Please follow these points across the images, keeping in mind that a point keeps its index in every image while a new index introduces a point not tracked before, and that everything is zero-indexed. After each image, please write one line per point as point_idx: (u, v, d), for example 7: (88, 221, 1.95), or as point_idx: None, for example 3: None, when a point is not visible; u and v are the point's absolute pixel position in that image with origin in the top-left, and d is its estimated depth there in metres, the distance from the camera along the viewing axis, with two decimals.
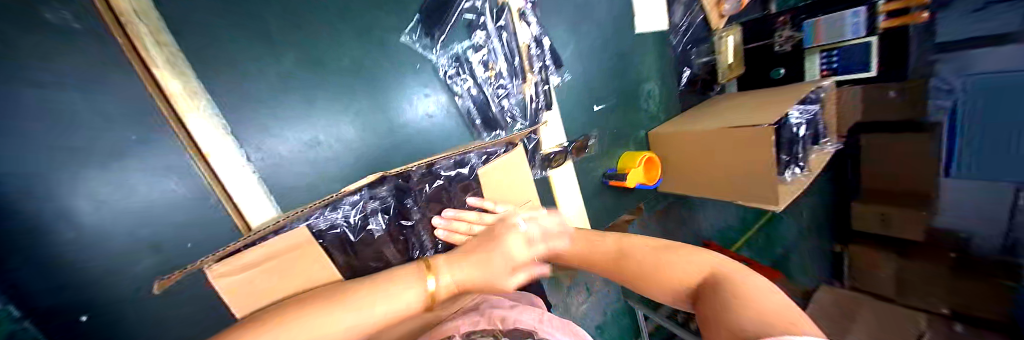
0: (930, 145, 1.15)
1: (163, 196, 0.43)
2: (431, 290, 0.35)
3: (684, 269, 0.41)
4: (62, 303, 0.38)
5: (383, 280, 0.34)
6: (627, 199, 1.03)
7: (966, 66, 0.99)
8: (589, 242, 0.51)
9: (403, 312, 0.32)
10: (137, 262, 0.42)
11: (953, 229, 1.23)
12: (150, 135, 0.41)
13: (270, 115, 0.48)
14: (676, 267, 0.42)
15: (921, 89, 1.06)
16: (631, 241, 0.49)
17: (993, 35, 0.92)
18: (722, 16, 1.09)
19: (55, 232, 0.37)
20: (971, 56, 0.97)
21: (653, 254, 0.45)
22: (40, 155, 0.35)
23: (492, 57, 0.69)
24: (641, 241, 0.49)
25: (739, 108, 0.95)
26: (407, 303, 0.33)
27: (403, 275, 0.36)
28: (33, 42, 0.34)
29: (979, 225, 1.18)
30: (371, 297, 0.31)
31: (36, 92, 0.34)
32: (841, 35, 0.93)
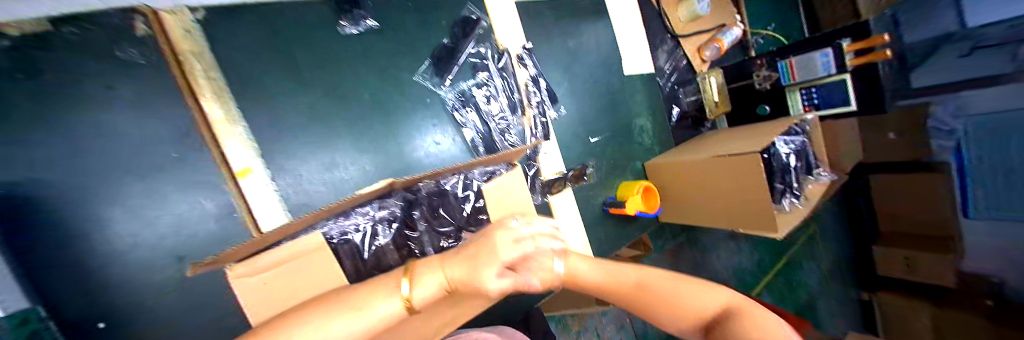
0: (941, 184, 1.21)
1: (191, 209, 0.47)
2: (406, 297, 0.32)
3: (701, 303, 0.40)
4: (80, 308, 0.40)
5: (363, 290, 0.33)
6: (630, 229, 1.04)
7: (964, 106, 1.07)
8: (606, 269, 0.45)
9: (380, 323, 0.31)
10: (155, 271, 0.44)
11: (981, 273, 1.23)
12: (188, 153, 0.47)
13: (294, 138, 0.53)
14: (692, 300, 0.40)
15: (920, 133, 1.16)
16: (647, 269, 0.45)
17: (989, 75, 1.01)
18: (703, 61, 1.21)
19: (88, 237, 0.41)
20: (964, 97, 1.06)
21: (672, 286, 0.41)
22: (95, 168, 0.41)
23: (494, 93, 0.75)
24: (655, 268, 0.45)
25: (729, 140, 1.00)
26: (383, 313, 0.31)
27: (383, 285, 0.34)
28: (110, 76, 0.42)
29: (1005, 269, 1.18)
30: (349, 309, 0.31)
31: (105, 115, 0.41)
32: (814, 72, 1.01)
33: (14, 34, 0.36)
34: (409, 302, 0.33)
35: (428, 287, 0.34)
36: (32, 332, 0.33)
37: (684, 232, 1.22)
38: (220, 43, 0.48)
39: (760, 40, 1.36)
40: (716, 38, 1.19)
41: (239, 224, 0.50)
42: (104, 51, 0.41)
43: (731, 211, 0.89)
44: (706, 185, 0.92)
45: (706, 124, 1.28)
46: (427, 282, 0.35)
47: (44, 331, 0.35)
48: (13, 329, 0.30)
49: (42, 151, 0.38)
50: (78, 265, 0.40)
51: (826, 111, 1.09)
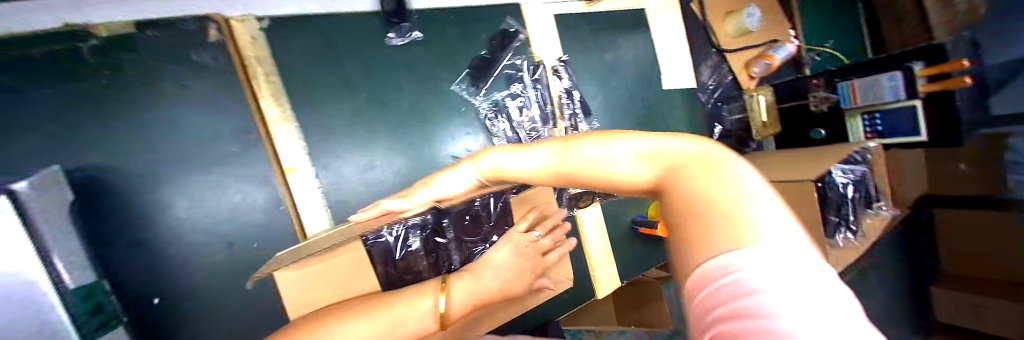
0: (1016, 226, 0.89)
1: (242, 200, 0.50)
2: (440, 309, 0.38)
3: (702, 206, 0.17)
4: (144, 284, 0.45)
5: (402, 296, 0.39)
6: (660, 252, 0.98)
7: None
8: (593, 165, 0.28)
9: (417, 329, 0.37)
10: (207, 257, 0.48)
11: None
12: (244, 150, 0.50)
13: (338, 141, 0.56)
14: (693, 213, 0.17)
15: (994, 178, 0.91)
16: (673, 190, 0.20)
17: None
18: (751, 78, 1.15)
19: (155, 220, 0.45)
20: None
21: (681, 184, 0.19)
22: (169, 159, 0.46)
23: (526, 105, 0.74)
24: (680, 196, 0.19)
25: (776, 165, 0.93)
26: (419, 320, 0.37)
27: (420, 293, 0.39)
28: (185, 76, 0.46)
29: None
30: (388, 312, 0.37)
31: (178, 111, 0.46)
32: (878, 97, 0.90)
33: (104, 35, 0.42)
34: (440, 312, 0.38)
35: (458, 299, 0.40)
36: (96, 304, 0.36)
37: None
38: (280, 50, 0.52)
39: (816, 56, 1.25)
40: (767, 55, 1.12)
41: (282, 219, 0.53)
42: (182, 55, 0.46)
43: None
44: None
45: (750, 145, 1.20)
46: (458, 292, 0.40)
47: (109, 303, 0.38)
48: (77, 301, 0.34)
49: (126, 141, 0.43)
50: (144, 244, 0.45)
51: (892, 139, 0.95)
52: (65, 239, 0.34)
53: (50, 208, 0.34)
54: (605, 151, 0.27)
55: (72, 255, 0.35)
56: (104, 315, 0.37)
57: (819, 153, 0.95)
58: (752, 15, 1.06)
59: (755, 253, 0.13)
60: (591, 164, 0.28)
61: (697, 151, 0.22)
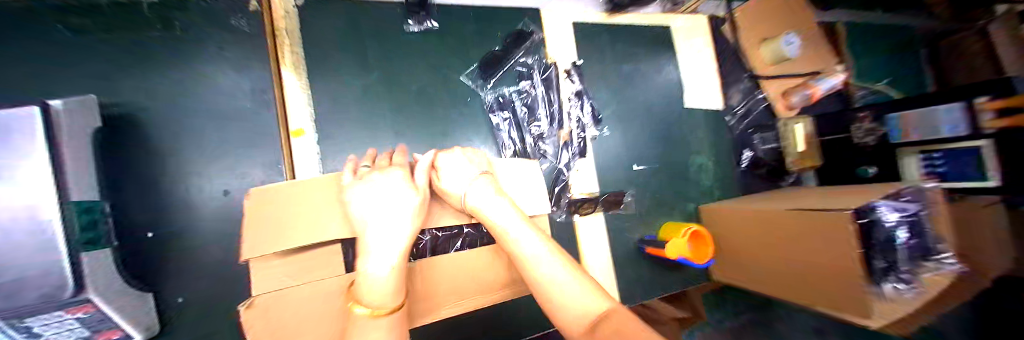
0: None
1: (248, 154, 0.52)
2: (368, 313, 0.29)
3: None
4: (143, 217, 0.46)
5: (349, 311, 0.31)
6: (672, 279, 0.89)
7: None
8: (567, 291, 0.35)
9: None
10: (206, 203, 0.49)
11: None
12: (258, 107, 0.53)
13: (344, 112, 0.58)
14: None
15: None
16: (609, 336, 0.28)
17: None
18: (790, 107, 1.06)
19: (165, 159, 0.47)
20: None
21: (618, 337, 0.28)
22: (190, 105, 0.50)
23: (535, 103, 0.74)
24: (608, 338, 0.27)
25: (806, 197, 0.83)
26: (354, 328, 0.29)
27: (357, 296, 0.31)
28: (221, 39, 0.52)
29: None
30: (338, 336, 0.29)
31: (208, 65, 0.51)
32: (934, 132, 0.78)
33: None
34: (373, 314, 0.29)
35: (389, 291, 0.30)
36: (91, 221, 0.37)
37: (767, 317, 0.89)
38: (307, 27, 0.57)
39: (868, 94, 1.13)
40: (807, 84, 1.05)
41: (280, 178, 0.53)
42: (223, 20, 0.52)
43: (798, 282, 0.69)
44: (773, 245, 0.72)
45: (786, 178, 1.08)
46: (383, 285, 0.30)
47: (103, 224, 0.39)
48: (78, 213, 0.36)
49: (156, 84, 0.48)
50: (151, 177, 0.46)
51: (957, 183, 0.81)
52: (80, 156, 0.37)
53: (64, 125, 0.36)
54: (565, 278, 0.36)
55: (86, 170, 0.38)
56: (91, 237, 0.37)
57: (851, 192, 0.86)
58: (790, 44, 1.02)
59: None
60: (551, 282, 0.36)
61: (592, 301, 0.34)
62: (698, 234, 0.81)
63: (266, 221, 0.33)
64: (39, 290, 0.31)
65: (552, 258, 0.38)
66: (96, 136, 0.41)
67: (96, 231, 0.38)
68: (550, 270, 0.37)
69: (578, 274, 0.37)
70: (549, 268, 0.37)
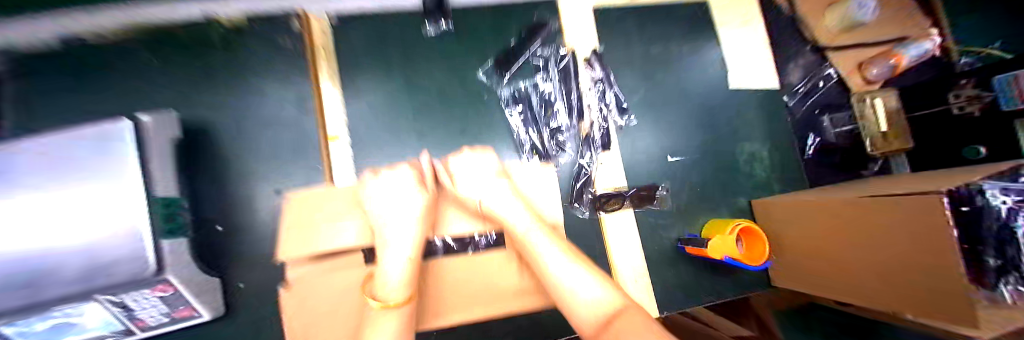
0: None
1: (291, 156, 0.58)
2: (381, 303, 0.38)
3: None
4: (215, 212, 0.55)
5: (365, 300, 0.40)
6: (716, 279, 0.82)
7: None
8: (573, 286, 0.41)
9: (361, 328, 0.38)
10: (260, 200, 0.57)
11: None
12: (299, 115, 0.60)
13: (372, 115, 0.63)
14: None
15: None
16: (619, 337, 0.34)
17: None
18: (869, 81, 0.90)
19: (231, 163, 0.57)
20: None
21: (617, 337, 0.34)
22: (248, 117, 0.58)
23: (552, 95, 0.73)
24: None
25: (886, 184, 0.69)
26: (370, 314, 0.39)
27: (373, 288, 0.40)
28: (272, 59, 0.61)
29: None
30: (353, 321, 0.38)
31: (261, 82, 0.60)
32: None
33: (227, 25, 0.61)
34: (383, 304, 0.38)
35: (401, 285, 0.40)
36: (169, 215, 0.45)
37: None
38: (339, 40, 0.63)
39: (973, 62, 0.91)
40: (891, 53, 0.87)
41: (316, 178, 0.59)
42: (273, 42, 0.61)
43: (861, 286, 0.59)
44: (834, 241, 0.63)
45: (870, 167, 0.90)
46: (391, 281, 0.40)
47: (179, 216, 0.48)
48: (161, 208, 0.43)
49: (224, 100, 0.58)
50: (220, 179, 0.56)
51: None
52: (163, 161, 0.45)
53: (153, 136, 0.45)
54: (568, 272, 0.42)
55: (167, 173, 0.46)
56: (172, 228, 0.45)
57: (932, 174, 0.70)
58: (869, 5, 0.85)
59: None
60: (554, 278, 0.42)
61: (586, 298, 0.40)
62: (749, 230, 0.72)
63: (305, 220, 0.45)
64: (130, 269, 0.38)
65: (557, 258, 0.43)
66: (174, 144, 0.50)
67: (175, 222, 0.46)
68: (555, 269, 0.42)
69: (583, 271, 0.43)
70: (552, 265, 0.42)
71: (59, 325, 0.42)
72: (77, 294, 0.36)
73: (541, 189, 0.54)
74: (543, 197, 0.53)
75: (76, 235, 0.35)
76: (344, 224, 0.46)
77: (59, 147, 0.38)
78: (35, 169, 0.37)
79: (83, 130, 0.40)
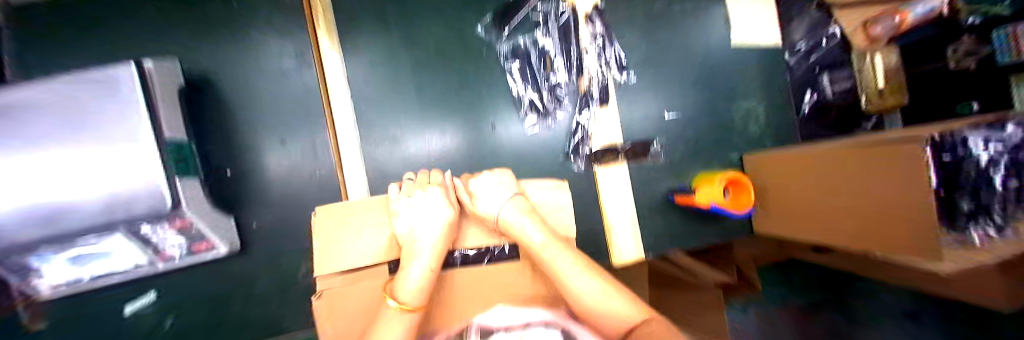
0: None
1: (294, 109, 0.61)
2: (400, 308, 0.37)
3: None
4: (223, 160, 0.58)
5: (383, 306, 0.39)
6: (704, 230, 0.86)
7: None
8: (597, 297, 0.42)
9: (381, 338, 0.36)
10: (266, 149, 0.60)
11: None
12: (300, 68, 0.61)
13: (371, 69, 0.63)
14: None
15: None
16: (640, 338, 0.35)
17: None
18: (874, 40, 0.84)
19: (237, 114, 0.59)
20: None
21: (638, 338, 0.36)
22: (249, 69, 0.59)
23: (550, 49, 0.72)
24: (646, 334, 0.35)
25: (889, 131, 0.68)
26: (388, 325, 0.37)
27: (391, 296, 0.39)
28: (268, 9, 0.60)
29: None
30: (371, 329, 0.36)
31: (259, 34, 0.60)
32: None
33: None
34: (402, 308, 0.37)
35: (417, 290, 0.40)
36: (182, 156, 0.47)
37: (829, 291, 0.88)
38: None
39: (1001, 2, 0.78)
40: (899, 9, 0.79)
41: (320, 130, 0.62)
42: None
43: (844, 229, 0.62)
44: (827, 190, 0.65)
45: (863, 125, 0.88)
46: (408, 286, 0.39)
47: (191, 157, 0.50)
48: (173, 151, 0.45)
49: (224, 52, 0.59)
50: (226, 129, 0.58)
51: None
52: (170, 104, 0.47)
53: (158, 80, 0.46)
54: (590, 282, 0.43)
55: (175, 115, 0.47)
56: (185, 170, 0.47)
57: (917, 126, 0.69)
58: None
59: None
60: (577, 289, 0.42)
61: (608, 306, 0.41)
62: (736, 181, 0.77)
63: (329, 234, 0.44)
64: (147, 204, 0.41)
65: (578, 269, 0.43)
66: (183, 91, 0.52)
67: (186, 162, 0.48)
68: (576, 279, 0.43)
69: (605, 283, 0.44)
70: (573, 274, 0.43)
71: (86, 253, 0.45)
72: (107, 222, 0.40)
73: (560, 204, 0.53)
74: (556, 212, 0.52)
75: (96, 180, 0.38)
76: (369, 236, 0.45)
77: (55, 99, 0.38)
78: (41, 120, 0.37)
79: (81, 78, 0.39)
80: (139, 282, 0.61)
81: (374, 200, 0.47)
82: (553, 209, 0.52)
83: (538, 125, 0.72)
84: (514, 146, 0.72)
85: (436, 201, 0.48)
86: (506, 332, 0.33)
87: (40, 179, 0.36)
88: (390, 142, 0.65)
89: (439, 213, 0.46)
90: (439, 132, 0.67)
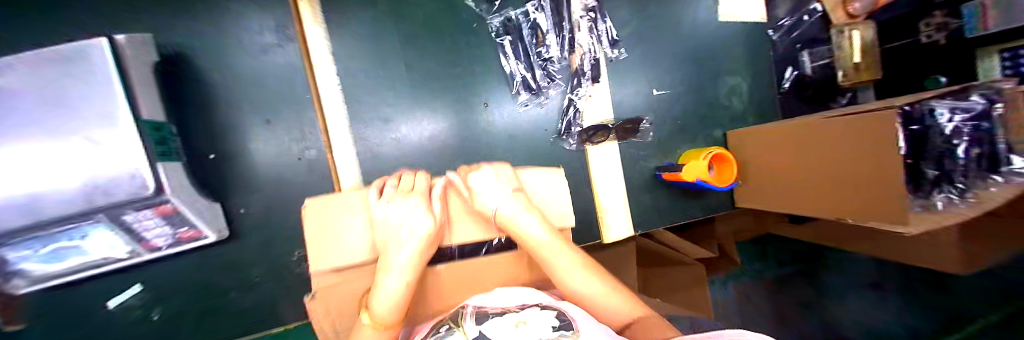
0: None
1: (277, 87, 0.58)
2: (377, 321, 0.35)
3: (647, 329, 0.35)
4: (204, 142, 0.55)
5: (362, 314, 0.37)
6: (690, 204, 0.89)
7: None
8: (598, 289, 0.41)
9: None
10: (250, 129, 0.58)
11: None
12: (282, 43, 0.58)
13: (353, 45, 0.61)
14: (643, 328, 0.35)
15: None
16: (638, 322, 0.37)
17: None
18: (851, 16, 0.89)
19: (216, 92, 0.56)
20: None
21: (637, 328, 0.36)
22: (226, 44, 0.56)
23: (542, 24, 0.71)
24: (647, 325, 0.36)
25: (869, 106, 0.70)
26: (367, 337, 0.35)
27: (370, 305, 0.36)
28: None
29: None
30: None
31: (233, 5, 0.56)
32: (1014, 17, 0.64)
33: None
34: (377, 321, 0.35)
35: (393, 303, 0.36)
36: (162, 139, 0.45)
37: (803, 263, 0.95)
38: None
39: None
40: None
41: (308, 109, 0.60)
42: None
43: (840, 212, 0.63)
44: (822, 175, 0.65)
45: (839, 100, 0.94)
46: (384, 296, 0.36)
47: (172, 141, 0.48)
48: (153, 133, 0.43)
49: (195, 24, 0.55)
50: (205, 108, 0.55)
51: None
52: (146, 85, 0.44)
53: (132, 58, 0.43)
54: (587, 276, 0.42)
55: (151, 96, 0.45)
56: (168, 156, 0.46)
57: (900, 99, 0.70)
58: None
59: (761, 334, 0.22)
60: (575, 283, 0.41)
61: (607, 298, 0.40)
62: (721, 157, 0.79)
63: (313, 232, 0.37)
64: (128, 189, 0.38)
65: (574, 263, 0.42)
66: (156, 68, 0.49)
67: (167, 145, 0.46)
68: (575, 273, 0.41)
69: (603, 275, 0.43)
70: (574, 270, 0.41)
71: (61, 249, 0.42)
72: (78, 213, 0.36)
73: (557, 192, 0.49)
74: (552, 200, 0.49)
75: (72, 167, 0.34)
76: (350, 234, 0.38)
77: (36, 84, 0.35)
78: (11, 104, 0.33)
79: (44, 52, 0.35)
80: (120, 273, 0.58)
81: (355, 197, 0.40)
82: (550, 197, 0.49)
83: (530, 104, 0.72)
84: (507, 125, 0.71)
85: (415, 209, 0.39)
86: (501, 317, 0.36)
87: (30, 170, 0.33)
88: (380, 121, 0.63)
89: (418, 223, 0.38)
90: (429, 111, 0.66)
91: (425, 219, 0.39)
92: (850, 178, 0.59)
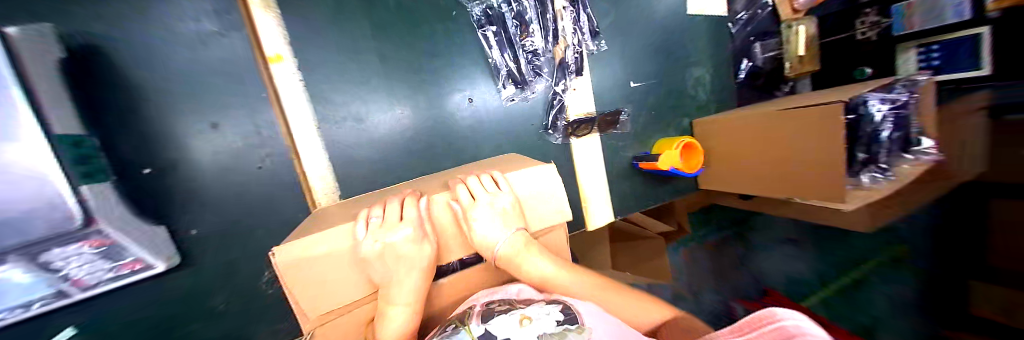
0: None
1: (225, 84, 0.48)
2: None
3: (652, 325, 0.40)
4: (131, 155, 0.44)
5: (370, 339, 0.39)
6: (663, 190, 0.95)
7: None
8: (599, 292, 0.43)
9: None
10: (193, 136, 0.47)
11: None
12: (226, 31, 0.48)
13: (313, 34, 0.53)
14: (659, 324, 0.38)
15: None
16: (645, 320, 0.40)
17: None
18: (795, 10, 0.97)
19: (138, 91, 0.44)
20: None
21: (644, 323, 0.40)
22: (146, 29, 0.44)
23: (526, 14, 0.67)
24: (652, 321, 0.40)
25: (813, 96, 0.78)
26: None
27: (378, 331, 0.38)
28: None
29: None
30: None
31: None
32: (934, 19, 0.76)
33: None
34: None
35: (401, 327, 0.39)
36: (84, 156, 0.38)
37: (737, 226, 1.12)
38: None
39: None
40: None
41: (265, 109, 0.51)
42: None
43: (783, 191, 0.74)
44: (768, 162, 0.74)
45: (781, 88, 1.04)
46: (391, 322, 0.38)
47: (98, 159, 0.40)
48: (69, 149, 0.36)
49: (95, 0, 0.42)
50: (128, 112, 0.43)
51: (950, 75, 0.80)
52: (52, 90, 0.35)
53: (34, 59, 0.34)
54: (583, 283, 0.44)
55: (60, 104, 0.36)
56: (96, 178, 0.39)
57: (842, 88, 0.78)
58: None
59: (795, 312, 0.25)
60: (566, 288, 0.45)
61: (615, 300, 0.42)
62: (690, 146, 0.85)
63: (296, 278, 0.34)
64: (49, 221, 0.33)
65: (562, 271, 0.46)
66: (62, 66, 0.38)
67: (91, 164, 0.39)
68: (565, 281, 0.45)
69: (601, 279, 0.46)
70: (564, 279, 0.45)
71: None
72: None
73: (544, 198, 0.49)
74: (538, 204, 0.50)
75: None
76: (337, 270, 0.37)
77: None
78: None
79: None
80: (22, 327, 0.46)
81: (336, 233, 0.36)
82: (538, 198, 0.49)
83: (517, 98, 0.70)
84: (493, 120, 0.69)
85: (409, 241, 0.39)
86: (507, 313, 0.36)
87: None
88: (354, 121, 0.57)
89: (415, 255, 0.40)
90: (400, 100, 0.60)
91: (425, 251, 0.41)
92: (786, 170, 0.70)
